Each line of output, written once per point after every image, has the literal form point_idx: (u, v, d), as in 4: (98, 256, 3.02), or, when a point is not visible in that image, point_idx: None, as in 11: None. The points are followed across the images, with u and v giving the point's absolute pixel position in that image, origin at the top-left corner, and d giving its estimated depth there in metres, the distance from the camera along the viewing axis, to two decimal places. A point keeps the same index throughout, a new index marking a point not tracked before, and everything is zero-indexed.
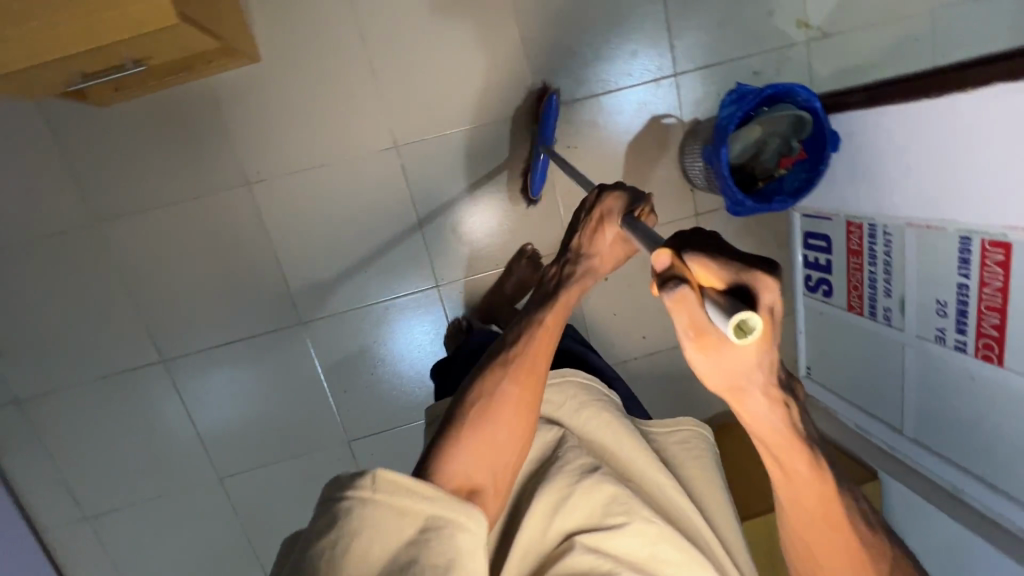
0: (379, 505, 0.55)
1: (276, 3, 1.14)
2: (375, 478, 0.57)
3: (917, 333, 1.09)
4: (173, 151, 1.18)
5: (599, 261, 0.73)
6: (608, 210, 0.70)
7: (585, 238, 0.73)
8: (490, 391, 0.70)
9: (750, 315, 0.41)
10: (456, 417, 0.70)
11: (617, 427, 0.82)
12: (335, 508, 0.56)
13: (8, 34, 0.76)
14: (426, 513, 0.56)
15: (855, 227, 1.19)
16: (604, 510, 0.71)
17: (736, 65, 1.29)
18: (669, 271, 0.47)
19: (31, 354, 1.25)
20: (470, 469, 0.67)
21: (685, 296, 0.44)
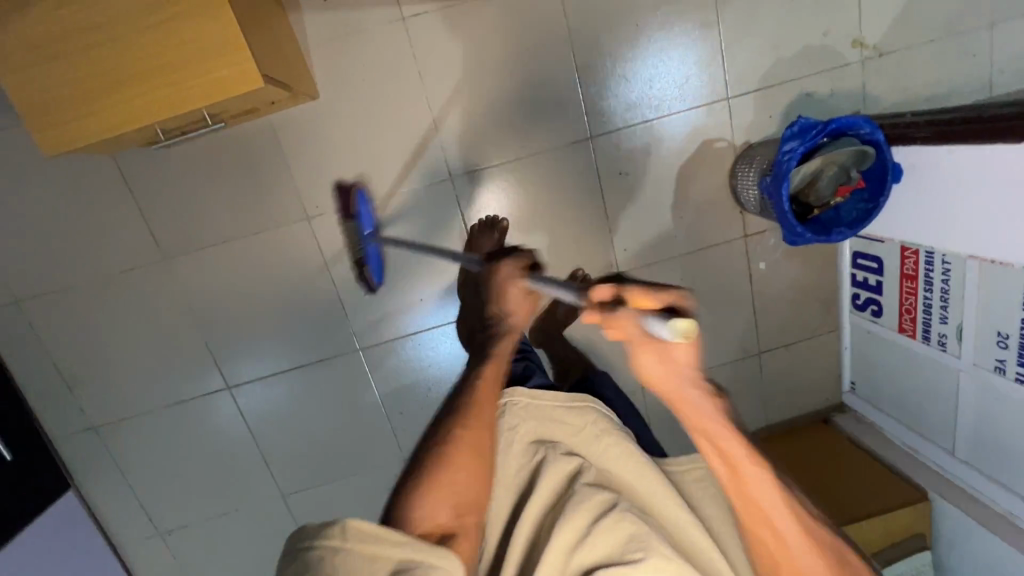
0: (349, 553, 0.59)
1: (332, 40, 1.16)
2: (343, 528, 0.60)
3: (974, 362, 1.10)
4: (233, 188, 1.21)
5: (516, 316, 0.86)
6: (507, 275, 0.84)
7: (498, 302, 0.86)
8: (445, 435, 0.78)
9: (683, 320, 0.50)
10: (421, 455, 0.78)
11: (639, 460, 0.79)
12: (306, 557, 0.59)
13: (108, 106, 0.80)
14: (397, 556, 0.60)
15: (910, 252, 1.19)
16: (625, 546, 0.69)
17: (789, 86, 1.28)
18: (611, 298, 0.57)
19: (105, 383, 1.31)
20: (429, 513, 0.72)
21: (629, 306, 0.55)
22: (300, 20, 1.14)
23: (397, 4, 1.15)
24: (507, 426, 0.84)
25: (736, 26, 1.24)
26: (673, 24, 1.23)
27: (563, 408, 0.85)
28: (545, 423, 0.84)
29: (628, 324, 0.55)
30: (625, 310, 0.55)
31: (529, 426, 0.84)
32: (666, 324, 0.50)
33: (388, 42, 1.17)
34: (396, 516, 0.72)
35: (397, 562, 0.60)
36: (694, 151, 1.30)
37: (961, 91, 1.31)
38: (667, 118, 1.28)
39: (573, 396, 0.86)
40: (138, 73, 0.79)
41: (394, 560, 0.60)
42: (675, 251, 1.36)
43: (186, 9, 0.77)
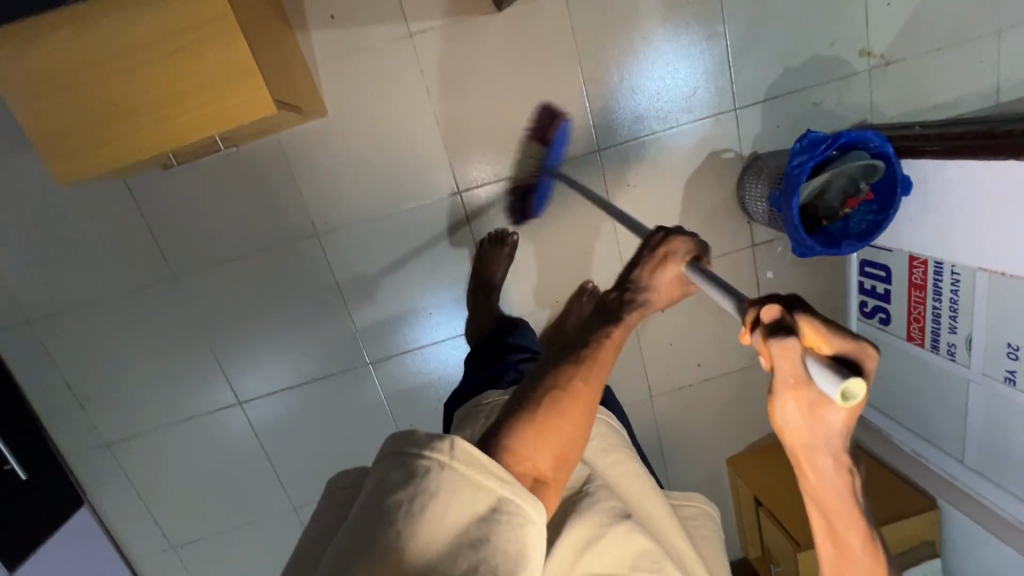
0: (454, 476, 0.46)
1: (340, 58, 1.16)
2: (454, 444, 0.48)
3: (983, 371, 1.10)
4: (243, 205, 1.21)
5: (657, 295, 0.60)
6: (671, 251, 0.61)
7: (646, 269, 0.60)
8: (559, 384, 0.54)
9: (861, 383, 0.39)
10: (519, 398, 0.54)
11: (644, 481, 0.75)
12: (408, 465, 0.47)
13: (119, 133, 0.80)
14: (498, 491, 0.47)
15: (919, 262, 1.19)
16: (633, 563, 0.65)
17: (796, 97, 1.28)
18: (780, 322, 0.43)
19: (117, 400, 1.31)
20: (532, 453, 0.51)
21: (792, 347, 0.42)
22: (308, 37, 1.14)
23: (404, 20, 1.15)
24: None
25: (743, 37, 1.24)
26: (681, 35, 1.23)
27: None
28: None
29: (786, 360, 0.42)
30: (799, 343, 0.42)
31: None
32: (842, 384, 0.39)
33: (396, 58, 1.17)
34: (488, 444, 0.51)
35: (492, 502, 0.46)
36: (702, 161, 1.30)
37: (968, 99, 1.31)
38: (675, 129, 1.27)
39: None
40: (151, 100, 0.79)
41: (495, 496, 0.47)
42: None
43: (200, 37, 0.78)
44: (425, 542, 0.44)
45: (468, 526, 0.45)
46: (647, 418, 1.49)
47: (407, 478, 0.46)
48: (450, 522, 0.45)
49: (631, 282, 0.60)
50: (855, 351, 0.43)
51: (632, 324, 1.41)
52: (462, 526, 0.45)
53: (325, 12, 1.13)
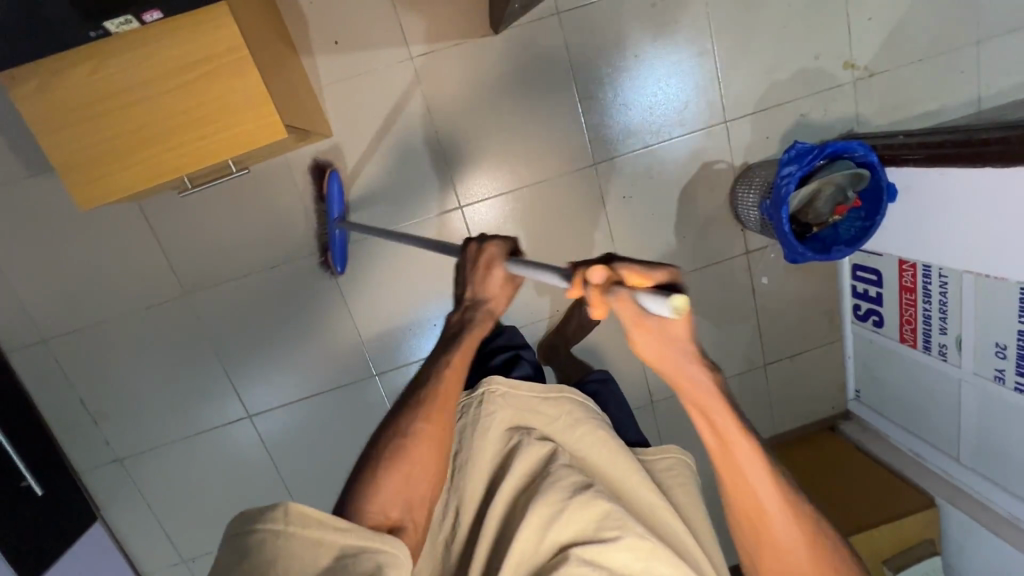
0: (289, 541, 0.55)
1: (344, 81, 1.20)
2: (287, 510, 0.56)
3: (974, 371, 1.13)
4: (253, 224, 1.25)
5: (493, 302, 0.77)
6: (491, 256, 0.73)
7: (474, 284, 0.76)
8: (400, 431, 0.72)
9: (683, 296, 0.45)
10: (377, 446, 0.73)
11: (613, 445, 0.78)
12: (247, 543, 0.56)
13: (136, 160, 0.84)
14: (337, 544, 0.57)
15: (907, 266, 1.23)
16: (599, 523, 0.65)
17: (785, 109, 1.32)
18: (610, 280, 0.52)
19: (129, 415, 1.34)
20: (386, 499, 0.69)
21: (626, 297, 0.50)
22: (314, 62, 1.18)
23: (405, 45, 1.20)
24: (483, 412, 0.78)
25: (731, 53, 1.29)
26: (670, 53, 1.27)
27: (543, 398, 0.81)
28: (522, 411, 0.80)
29: (624, 304, 0.50)
30: (622, 291, 0.50)
31: (504, 415, 0.79)
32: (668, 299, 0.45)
33: (398, 80, 1.22)
34: (350, 501, 0.69)
35: (334, 551, 0.56)
36: (695, 173, 1.34)
37: (950, 107, 1.36)
38: (668, 142, 1.32)
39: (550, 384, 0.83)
40: (170, 128, 0.83)
41: (337, 547, 0.56)
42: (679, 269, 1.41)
43: (216, 69, 0.82)
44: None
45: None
46: (649, 423, 1.52)
47: (248, 558, 0.55)
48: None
49: (467, 300, 0.78)
50: (671, 277, 0.52)
51: None
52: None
53: (329, 38, 1.18)
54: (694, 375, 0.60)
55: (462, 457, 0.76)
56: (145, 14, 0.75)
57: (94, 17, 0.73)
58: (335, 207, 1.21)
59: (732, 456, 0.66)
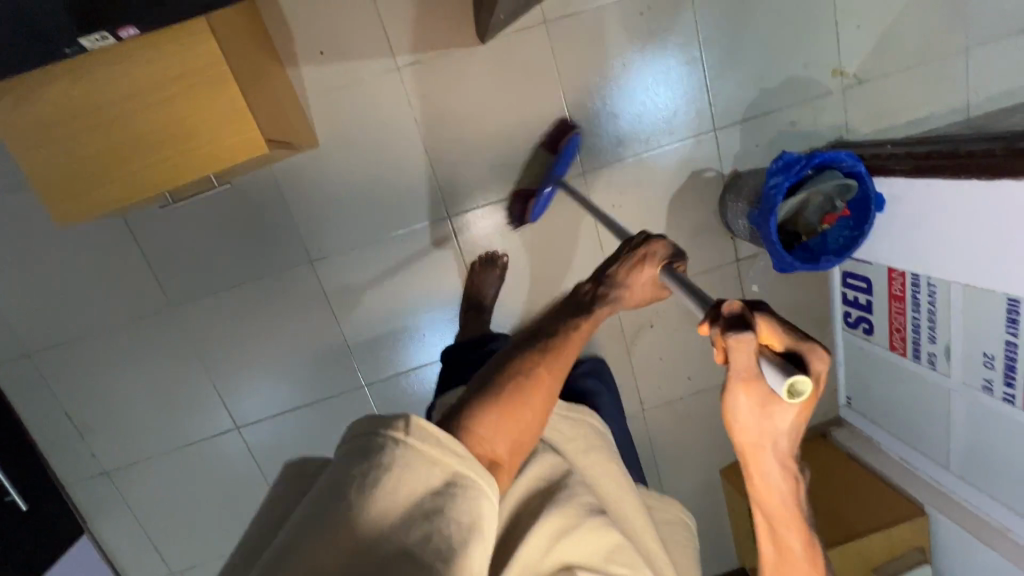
0: (410, 453, 0.48)
1: (330, 91, 1.19)
2: (409, 422, 0.49)
3: (963, 380, 1.13)
4: (240, 235, 1.24)
5: (629, 294, 0.67)
6: (650, 254, 0.67)
7: (624, 268, 0.67)
8: (524, 369, 0.59)
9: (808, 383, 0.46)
10: (489, 380, 0.59)
11: (619, 476, 0.79)
12: (367, 442, 0.49)
13: (114, 175, 0.83)
14: (453, 468, 0.49)
15: (896, 274, 1.23)
16: (607, 556, 0.66)
17: (774, 117, 1.32)
18: (740, 319, 0.50)
19: (116, 428, 1.33)
20: (492, 434, 0.56)
21: (748, 342, 0.48)
22: (299, 73, 1.17)
23: (391, 54, 1.19)
24: None
25: (720, 61, 1.28)
26: (660, 62, 1.27)
27: (563, 416, 0.80)
28: (546, 422, 0.77)
29: (744, 354, 0.48)
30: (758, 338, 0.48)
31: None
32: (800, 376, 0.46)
33: (384, 90, 1.21)
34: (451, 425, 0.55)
35: (447, 479, 0.48)
36: (684, 181, 1.34)
37: (938, 115, 1.36)
38: (658, 151, 1.32)
39: (572, 406, 0.83)
40: (150, 143, 0.83)
41: (452, 471, 0.49)
42: None
43: (193, 83, 0.81)
44: (384, 511, 0.45)
45: (423, 497, 0.47)
46: (640, 431, 1.51)
47: (366, 457, 0.48)
48: (405, 496, 0.46)
49: (607, 277, 0.67)
50: (804, 349, 0.50)
51: (622, 340, 1.44)
52: (419, 498, 0.47)
53: (314, 48, 1.17)
54: (770, 479, 0.58)
55: None
56: (121, 30, 0.73)
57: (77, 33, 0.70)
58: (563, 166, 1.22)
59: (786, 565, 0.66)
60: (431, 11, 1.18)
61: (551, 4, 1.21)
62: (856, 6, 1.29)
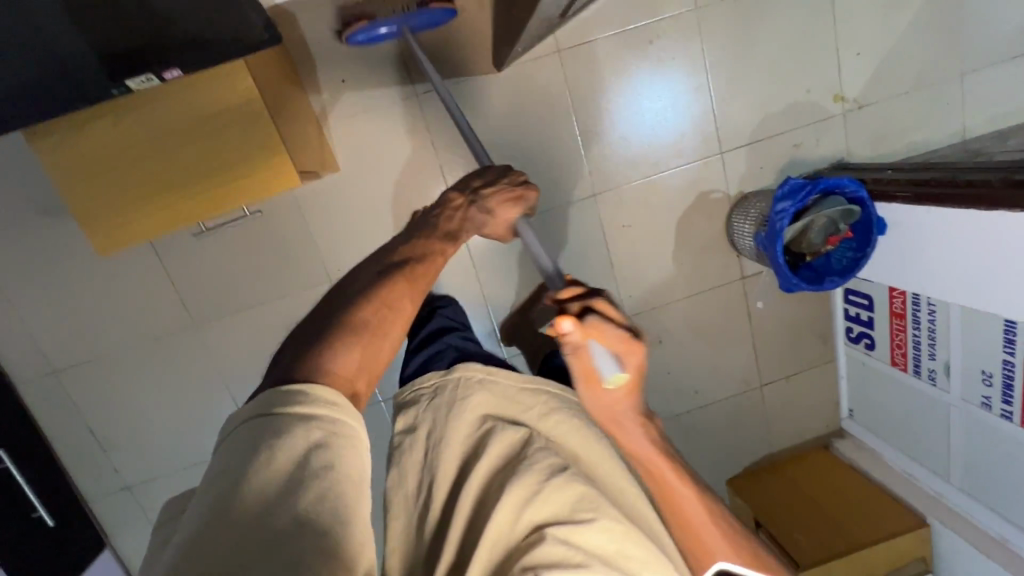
0: (291, 420, 0.52)
1: (352, 118, 1.23)
2: (275, 392, 0.54)
3: (961, 396, 1.18)
4: (263, 255, 1.27)
5: (492, 225, 0.93)
6: (518, 196, 0.92)
7: (495, 202, 0.91)
8: (389, 302, 0.68)
9: (615, 376, 0.67)
10: (353, 310, 0.65)
11: (587, 434, 0.82)
12: (255, 424, 0.52)
13: (150, 211, 0.87)
14: (328, 420, 0.53)
15: (897, 293, 1.28)
16: (575, 505, 0.67)
17: (779, 140, 1.37)
18: (574, 335, 0.66)
19: (136, 444, 1.35)
20: (355, 368, 0.61)
21: (583, 354, 0.67)
22: (321, 100, 1.21)
23: (410, 82, 1.23)
24: (460, 396, 0.83)
25: (726, 88, 1.33)
26: (668, 87, 1.31)
27: (522, 387, 0.86)
28: (500, 399, 0.84)
29: (581, 363, 0.67)
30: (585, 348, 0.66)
31: (481, 399, 0.83)
32: (613, 372, 0.66)
33: (403, 116, 1.25)
34: (310, 362, 0.58)
35: (324, 435, 0.51)
36: (692, 202, 1.39)
37: (936, 138, 1.41)
38: (665, 173, 1.36)
39: (532, 377, 0.88)
40: (184, 181, 0.87)
41: (330, 428, 0.52)
42: (677, 294, 1.45)
43: (225, 121, 0.85)
44: (266, 480, 0.48)
45: (306, 460, 0.49)
46: None
47: (251, 445, 0.50)
48: (288, 462, 0.49)
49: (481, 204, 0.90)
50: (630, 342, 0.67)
51: None
52: (299, 457, 0.49)
53: (337, 76, 1.21)
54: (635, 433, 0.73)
55: (433, 441, 0.78)
56: (165, 72, 0.76)
57: (119, 76, 0.75)
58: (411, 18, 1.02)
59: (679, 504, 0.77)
60: (451, 42, 1.23)
61: (565, 34, 1.26)
62: (857, 34, 1.33)
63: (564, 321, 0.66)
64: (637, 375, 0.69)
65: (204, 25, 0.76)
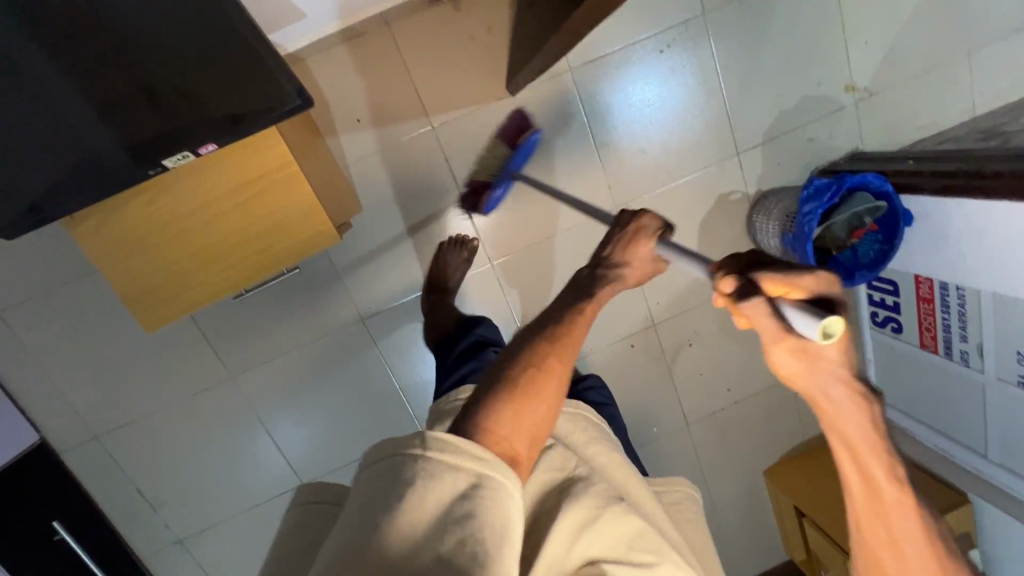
0: (434, 463, 0.46)
1: (372, 156, 1.23)
2: (423, 438, 0.48)
3: (997, 376, 1.20)
4: (296, 300, 1.27)
5: (631, 272, 0.68)
6: (644, 227, 0.69)
7: (617, 246, 0.69)
8: (536, 363, 0.56)
9: (825, 318, 0.44)
10: (499, 369, 0.56)
11: (625, 468, 0.72)
12: (391, 462, 0.47)
13: (202, 279, 0.91)
14: (476, 472, 0.47)
15: (924, 279, 1.29)
16: (631, 543, 0.61)
17: (794, 135, 1.37)
18: (743, 289, 0.50)
19: (182, 498, 1.34)
20: (512, 430, 0.52)
21: (759, 307, 0.48)
22: (338, 141, 1.20)
23: (426, 115, 1.23)
24: None
25: (738, 89, 1.33)
26: (681, 95, 1.31)
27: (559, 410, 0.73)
28: None
29: (762, 319, 0.48)
30: (765, 303, 0.48)
31: None
32: (818, 323, 0.44)
33: (421, 149, 1.24)
34: (462, 420, 0.52)
35: (471, 485, 0.46)
36: (712, 205, 1.39)
37: (948, 118, 1.41)
38: (685, 180, 1.37)
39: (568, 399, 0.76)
40: (234, 247, 0.90)
41: (476, 476, 0.47)
42: (704, 296, 1.46)
43: (265, 186, 0.87)
44: (409, 527, 0.43)
45: (451, 507, 0.45)
46: (687, 445, 1.56)
47: (391, 485, 0.45)
48: (431, 506, 0.44)
49: (605, 258, 0.68)
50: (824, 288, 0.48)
51: (663, 360, 1.49)
52: (446, 507, 0.45)
53: (351, 116, 1.20)
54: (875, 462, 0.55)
55: None
56: (199, 147, 0.78)
57: (155, 157, 0.76)
58: (519, 159, 1.20)
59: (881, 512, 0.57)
60: (462, 71, 1.22)
61: (576, 53, 1.26)
62: (864, 23, 1.33)
63: (725, 279, 0.52)
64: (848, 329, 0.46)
65: (240, 102, 0.76)
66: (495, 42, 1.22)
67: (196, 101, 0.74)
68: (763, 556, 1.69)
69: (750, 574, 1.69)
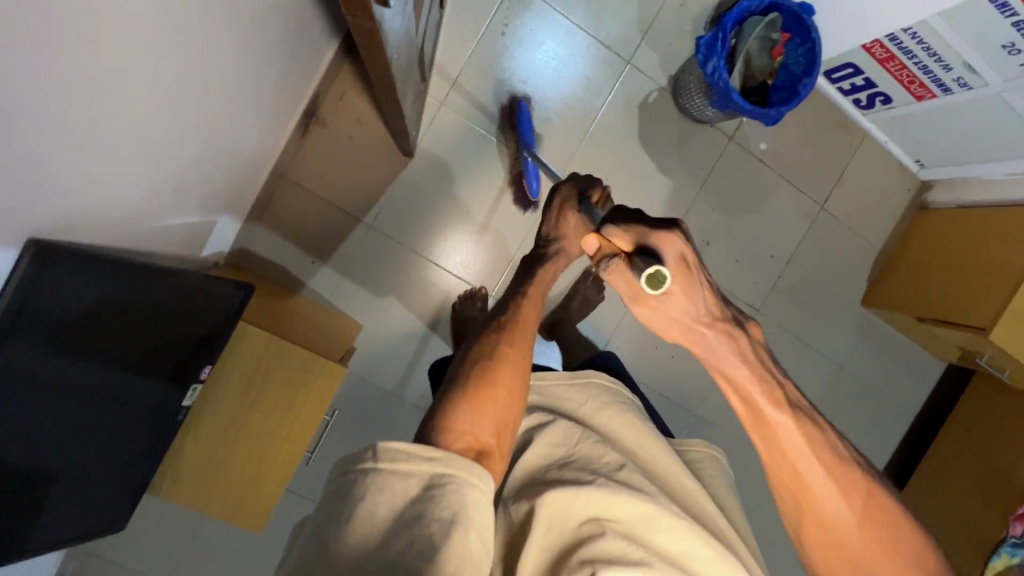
0: (382, 475, 0.53)
1: (342, 280, 1.32)
2: (376, 449, 0.55)
3: (1003, 78, 1.10)
4: (365, 429, 1.37)
5: (569, 244, 0.82)
6: (563, 199, 0.82)
7: (552, 224, 0.82)
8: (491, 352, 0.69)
9: (658, 268, 0.56)
10: (467, 362, 0.69)
11: (644, 430, 0.78)
12: (344, 479, 0.54)
13: (268, 473, 1.01)
14: (428, 472, 0.54)
15: (872, 44, 1.21)
16: (630, 497, 0.64)
17: (665, 13, 1.35)
18: (602, 249, 0.63)
19: None
20: (474, 421, 0.63)
21: (617, 266, 0.60)
22: (310, 288, 1.31)
23: (358, 221, 1.32)
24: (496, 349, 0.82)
25: (588, 13, 1.34)
26: (545, 54, 1.34)
27: (570, 384, 0.82)
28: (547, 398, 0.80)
29: (619, 277, 0.61)
30: (619, 262, 0.60)
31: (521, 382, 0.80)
32: (647, 274, 0.56)
33: (374, 248, 1.33)
34: (437, 415, 0.64)
35: (423, 483, 0.53)
36: (639, 119, 1.39)
37: None
38: (599, 115, 1.37)
39: (578, 372, 0.84)
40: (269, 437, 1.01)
41: (428, 477, 0.54)
42: (690, 195, 1.43)
43: (268, 380, 1.01)
44: (365, 531, 0.50)
45: (402, 508, 0.52)
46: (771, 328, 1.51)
47: (346, 495, 0.53)
48: (383, 513, 0.51)
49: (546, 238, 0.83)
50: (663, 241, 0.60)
51: None
52: (400, 505, 0.52)
53: (307, 262, 1.31)
54: (757, 390, 0.60)
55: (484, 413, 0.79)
56: (201, 373, 0.94)
57: (184, 381, 0.92)
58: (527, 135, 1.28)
59: (784, 439, 0.60)
60: (363, 166, 1.31)
61: (437, 86, 1.31)
62: None
63: (590, 242, 0.64)
64: (684, 273, 0.58)
65: (202, 317, 0.89)
66: (370, 128, 1.30)
67: (181, 330, 0.87)
68: (916, 378, 1.58)
69: (916, 402, 1.58)
